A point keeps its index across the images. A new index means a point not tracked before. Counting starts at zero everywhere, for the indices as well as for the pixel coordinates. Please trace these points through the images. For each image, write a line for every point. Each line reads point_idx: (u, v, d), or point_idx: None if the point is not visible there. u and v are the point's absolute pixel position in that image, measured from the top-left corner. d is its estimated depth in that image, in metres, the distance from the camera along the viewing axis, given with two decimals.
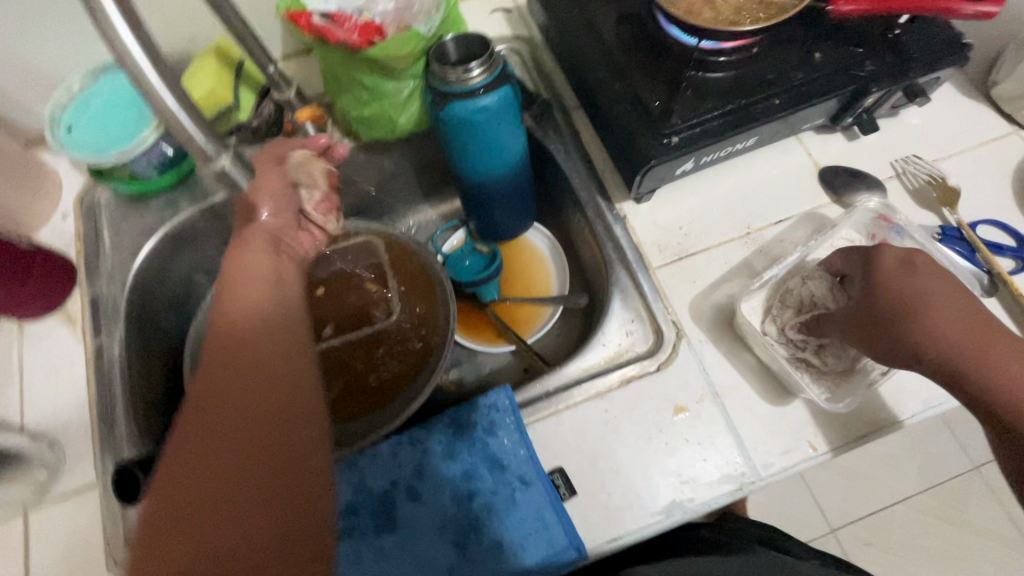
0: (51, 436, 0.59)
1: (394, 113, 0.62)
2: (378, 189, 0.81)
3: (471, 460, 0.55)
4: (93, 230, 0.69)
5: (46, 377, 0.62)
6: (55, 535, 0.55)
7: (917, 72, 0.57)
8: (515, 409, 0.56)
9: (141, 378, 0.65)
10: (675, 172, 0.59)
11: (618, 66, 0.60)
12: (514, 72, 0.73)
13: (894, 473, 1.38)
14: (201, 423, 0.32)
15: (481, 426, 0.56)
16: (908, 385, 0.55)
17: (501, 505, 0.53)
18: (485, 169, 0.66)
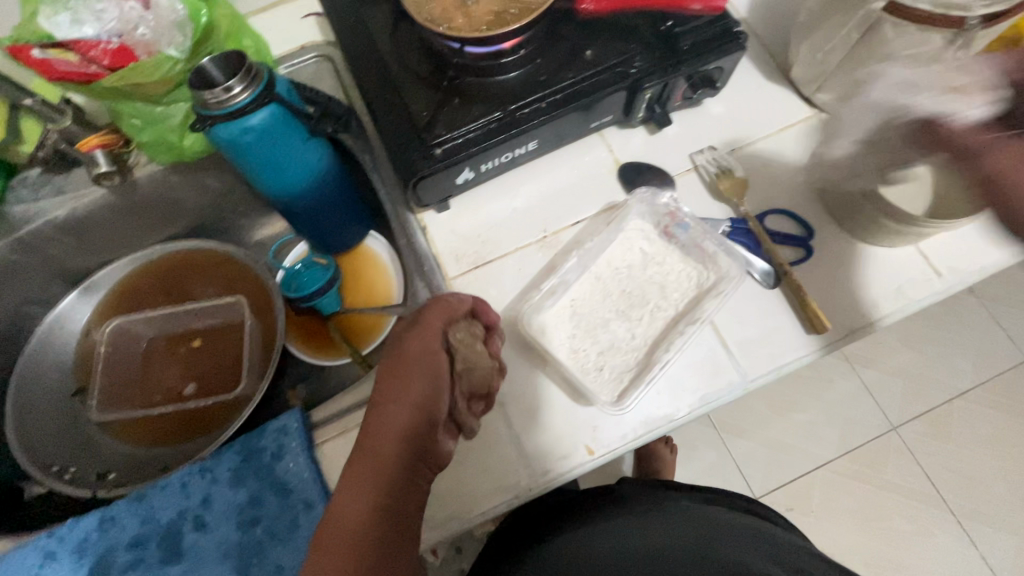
0: None
1: (174, 137, 0.62)
2: (213, 207, 0.79)
3: (258, 486, 0.55)
4: None
5: None
6: None
7: (686, 65, 0.56)
8: (302, 431, 0.56)
9: None
10: (455, 181, 0.58)
11: (393, 76, 0.58)
12: (323, 82, 0.72)
13: (814, 438, 1.29)
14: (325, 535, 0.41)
15: (268, 452, 0.56)
16: (685, 382, 0.55)
17: (283, 532, 0.53)
18: (284, 186, 0.64)
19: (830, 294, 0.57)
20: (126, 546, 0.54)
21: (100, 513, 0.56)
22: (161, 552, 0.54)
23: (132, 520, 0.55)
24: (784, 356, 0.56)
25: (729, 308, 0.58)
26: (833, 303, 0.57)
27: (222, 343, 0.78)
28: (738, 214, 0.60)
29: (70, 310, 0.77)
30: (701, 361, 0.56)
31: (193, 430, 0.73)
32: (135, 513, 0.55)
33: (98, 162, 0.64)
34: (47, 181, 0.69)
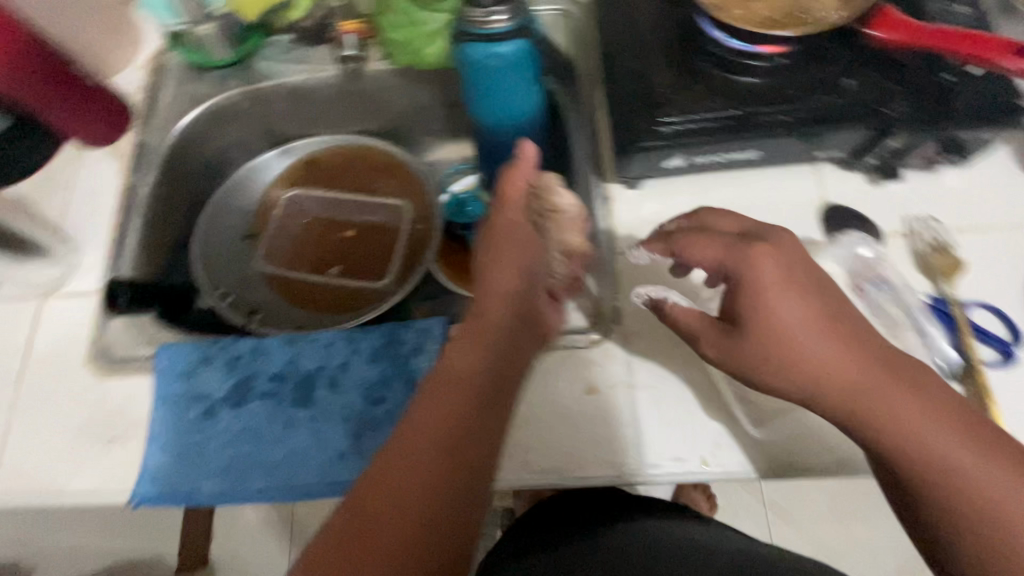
0: (77, 241, 0.71)
1: (423, 44, 0.67)
2: (408, 117, 0.84)
3: (389, 373, 0.59)
4: (157, 86, 0.79)
5: (86, 198, 0.73)
6: (57, 319, 0.67)
7: (949, 125, 0.53)
8: (442, 339, 0.60)
9: (159, 222, 0.76)
10: (663, 164, 0.58)
11: (641, 48, 0.60)
12: (556, 33, 0.74)
13: (875, 566, 1.17)
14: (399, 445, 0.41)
15: (408, 346, 0.60)
16: (828, 439, 0.53)
17: (400, 419, 0.57)
18: (495, 118, 0.67)
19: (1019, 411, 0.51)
20: (269, 377, 0.61)
21: (255, 343, 0.63)
22: (293, 397, 0.60)
23: (278, 358, 0.61)
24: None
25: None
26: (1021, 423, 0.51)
27: (375, 237, 0.83)
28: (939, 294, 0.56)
29: (266, 164, 0.85)
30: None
31: (327, 306, 0.80)
32: (283, 353, 0.62)
33: (349, 46, 0.75)
34: (292, 50, 0.78)
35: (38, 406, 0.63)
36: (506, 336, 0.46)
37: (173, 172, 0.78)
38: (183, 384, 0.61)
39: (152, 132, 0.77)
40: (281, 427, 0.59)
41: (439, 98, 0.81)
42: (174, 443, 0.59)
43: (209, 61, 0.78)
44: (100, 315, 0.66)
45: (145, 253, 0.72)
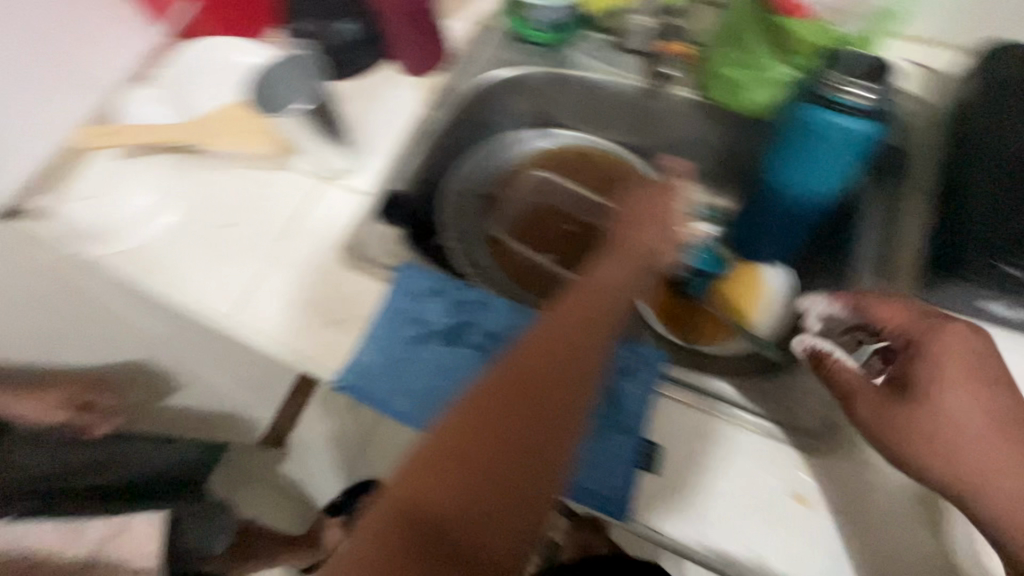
0: (367, 148, 0.79)
1: (753, 87, 0.72)
2: (680, 146, 0.85)
3: None
4: (477, 41, 0.84)
5: (386, 114, 0.81)
6: (331, 206, 0.76)
7: None
8: (658, 374, 0.61)
9: (431, 153, 0.81)
10: (983, 301, 0.62)
11: (1007, 180, 0.63)
12: (902, 119, 0.76)
13: None
14: (464, 442, 0.45)
15: (621, 366, 0.62)
16: None
17: (593, 428, 0.59)
18: (800, 181, 0.67)
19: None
20: (484, 333, 0.65)
21: (484, 295, 0.68)
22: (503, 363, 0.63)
23: (496, 320, 0.66)
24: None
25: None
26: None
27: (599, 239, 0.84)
28: None
29: (523, 139, 0.91)
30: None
31: (531, 285, 0.82)
32: (504, 316, 0.66)
33: (668, 65, 0.77)
34: (607, 52, 0.81)
35: (295, 269, 0.72)
36: (584, 295, 0.54)
37: (459, 117, 0.83)
38: (411, 302, 0.67)
39: (461, 78, 0.82)
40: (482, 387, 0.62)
41: (718, 141, 0.82)
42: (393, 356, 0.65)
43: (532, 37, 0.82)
44: (370, 216, 0.74)
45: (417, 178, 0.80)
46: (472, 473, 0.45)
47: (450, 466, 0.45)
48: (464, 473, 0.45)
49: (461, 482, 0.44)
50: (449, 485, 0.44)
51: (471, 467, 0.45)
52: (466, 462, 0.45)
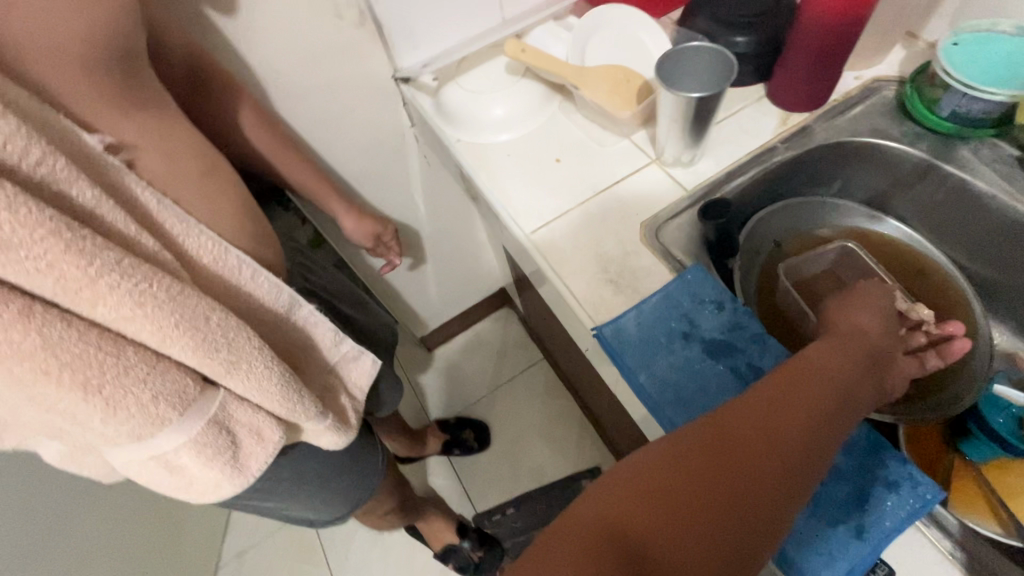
0: (705, 149, 0.82)
1: None
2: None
3: (847, 472, 0.57)
4: (858, 99, 0.83)
5: (736, 127, 0.83)
6: (651, 182, 0.81)
7: None
8: (927, 506, 0.54)
9: (761, 180, 0.81)
10: None
11: None
12: None
13: None
14: (664, 476, 0.46)
15: (883, 474, 0.56)
16: None
17: (824, 514, 0.55)
18: None
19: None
20: (754, 367, 0.64)
21: (761, 333, 0.66)
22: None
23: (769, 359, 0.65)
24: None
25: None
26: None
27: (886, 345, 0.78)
28: None
29: (849, 211, 0.86)
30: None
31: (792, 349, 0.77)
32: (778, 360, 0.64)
33: None
34: (1000, 164, 0.75)
35: (602, 227, 0.78)
36: (794, 382, 0.52)
37: (803, 160, 0.82)
38: (689, 302, 0.69)
39: (824, 126, 0.81)
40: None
41: None
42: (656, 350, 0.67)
43: (928, 121, 0.77)
44: (687, 211, 0.78)
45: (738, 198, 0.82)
46: (670, 509, 0.44)
47: (649, 492, 0.45)
48: (661, 505, 0.45)
49: (657, 511, 0.44)
50: (648, 511, 0.44)
51: (668, 497, 0.45)
52: (665, 496, 0.45)
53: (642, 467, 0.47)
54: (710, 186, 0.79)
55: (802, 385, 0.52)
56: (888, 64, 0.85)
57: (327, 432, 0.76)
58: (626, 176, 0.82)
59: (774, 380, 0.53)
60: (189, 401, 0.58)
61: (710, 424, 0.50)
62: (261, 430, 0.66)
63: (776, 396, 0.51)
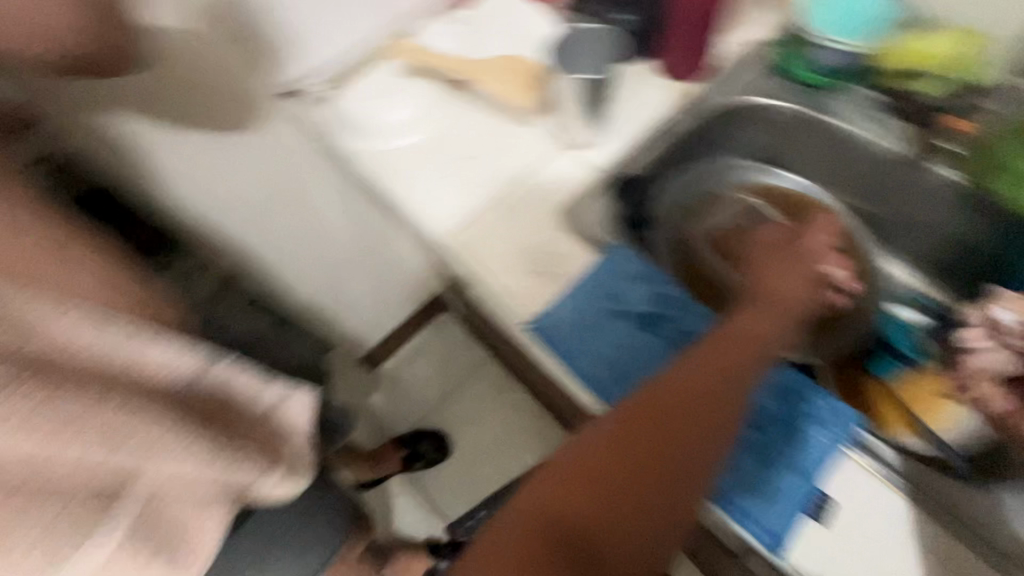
0: (606, 129, 0.83)
1: None
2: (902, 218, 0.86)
3: (784, 417, 0.64)
4: (738, 63, 0.86)
5: (631, 104, 0.85)
6: (560, 171, 0.81)
7: None
8: (847, 429, 0.63)
9: (662, 152, 0.83)
10: None
11: None
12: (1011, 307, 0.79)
13: None
14: (597, 460, 0.48)
15: (811, 412, 0.64)
16: None
17: (767, 456, 0.62)
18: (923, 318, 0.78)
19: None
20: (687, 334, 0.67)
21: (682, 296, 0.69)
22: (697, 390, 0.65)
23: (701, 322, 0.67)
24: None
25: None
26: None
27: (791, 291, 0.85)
28: None
29: (753, 169, 0.91)
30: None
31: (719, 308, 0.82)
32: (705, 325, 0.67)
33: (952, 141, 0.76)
34: (872, 111, 0.81)
35: (520, 224, 0.77)
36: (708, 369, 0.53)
37: (698, 131, 0.85)
38: (616, 287, 0.70)
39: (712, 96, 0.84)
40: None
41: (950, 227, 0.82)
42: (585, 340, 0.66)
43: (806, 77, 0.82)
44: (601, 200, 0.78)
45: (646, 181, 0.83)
46: (601, 492, 0.47)
47: (581, 479, 0.48)
48: (590, 488, 0.47)
49: (591, 498, 0.47)
50: (580, 498, 0.47)
51: (601, 483, 0.47)
52: (598, 484, 0.47)
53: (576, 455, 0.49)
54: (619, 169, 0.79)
55: (727, 348, 0.55)
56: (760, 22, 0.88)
57: (284, 483, 0.59)
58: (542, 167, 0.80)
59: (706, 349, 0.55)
60: (109, 507, 0.50)
61: (650, 404, 0.50)
62: (197, 519, 0.57)
63: (707, 365, 0.53)
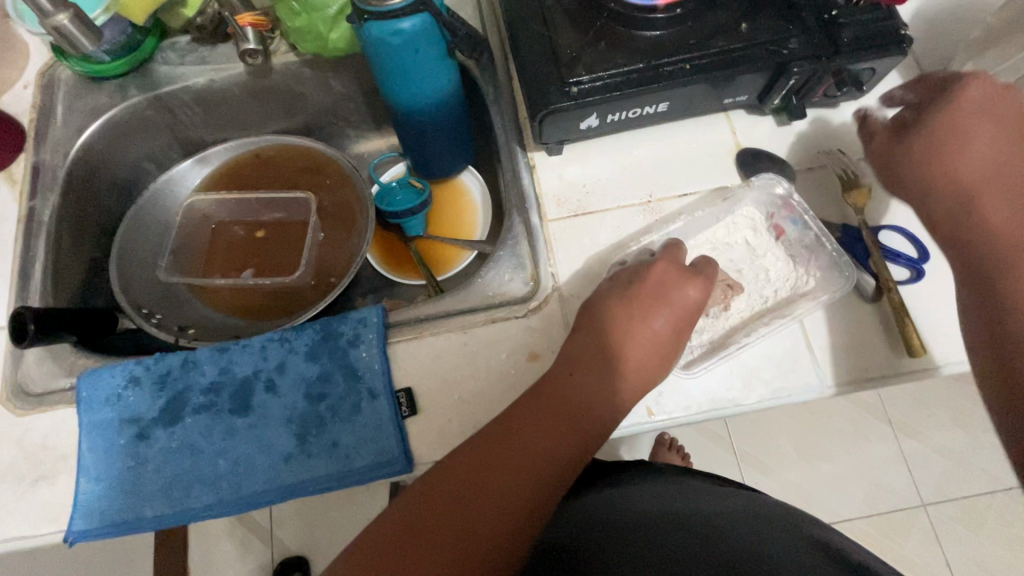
0: None
1: (324, 28, 0.63)
2: None
3: (329, 367, 0.56)
4: None
5: None
6: None
7: (841, 58, 0.53)
8: (381, 326, 0.57)
9: None
10: (580, 125, 0.58)
11: (548, 15, 0.58)
12: (466, 12, 0.70)
13: (904, 469, 1.26)
14: (465, 498, 0.43)
15: (345, 337, 0.57)
16: (829, 339, 0.54)
17: (345, 412, 0.54)
18: (407, 96, 0.63)
19: (954, 334, 0.53)
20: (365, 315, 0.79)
21: None
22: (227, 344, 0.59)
23: (366, 283, 0.80)
24: (870, 370, 0.53)
25: (822, 314, 0.55)
26: (948, 332, 0.53)
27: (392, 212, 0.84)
28: (850, 222, 0.58)
29: None
30: (776, 361, 0.54)
31: None
32: (365, 279, 0.80)
33: (247, 38, 0.66)
34: None
35: None
36: (253, 251, 0.77)
37: None
38: None
39: None
40: (210, 382, 0.56)
41: None
42: (148, 282, 0.72)
43: (99, 71, 0.69)
44: (55, 187, 0.67)
45: (87, 150, 0.71)
46: (477, 543, 0.41)
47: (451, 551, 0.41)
48: (466, 548, 0.41)
49: (454, 548, 0.41)
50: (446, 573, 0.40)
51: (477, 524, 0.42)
52: (470, 522, 0.42)
53: (447, 504, 0.43)
54: (27, 188, 0.66)
55: (617, 370, 0.49)
56: (36, 50, 0.72)
57: None
58: (6, 187, 0.66)
59: (609, 360, 0.49)
60: None
61: (544, 401, 0.47)
62: None
63: (591, 391, 0.48)
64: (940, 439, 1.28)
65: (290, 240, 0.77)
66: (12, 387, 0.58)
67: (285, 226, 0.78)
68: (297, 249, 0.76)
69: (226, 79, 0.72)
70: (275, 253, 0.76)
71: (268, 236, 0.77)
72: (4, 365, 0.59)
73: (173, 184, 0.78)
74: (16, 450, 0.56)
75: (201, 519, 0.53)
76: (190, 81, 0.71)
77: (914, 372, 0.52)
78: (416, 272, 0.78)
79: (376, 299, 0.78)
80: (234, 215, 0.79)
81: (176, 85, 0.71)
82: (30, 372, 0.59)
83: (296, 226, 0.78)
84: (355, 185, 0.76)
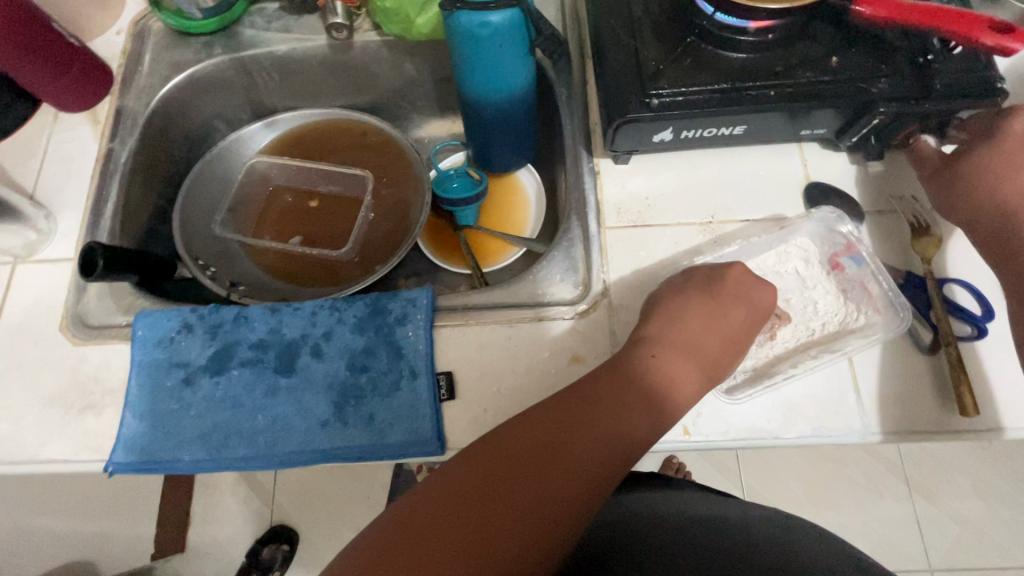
0: None
1: (413, 11, 0.64)
2: None
3: (374, 341, 0.57)
4: None
5: None
6: None
7: (931, 103, 0.52)
8: (430, 309, 0.58)
9: None
10: (653, 137, 0.58)
11: (636, 25, 0.58)
12: (548, 13, 0.71)
13: (916, 531, 1.22)
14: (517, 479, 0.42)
15: (393, 315, 0.58)
16: (877, 386, 0.53)
17: (384, 388, 0.55)
18: (482, 87, 0.63)
19: (1008, 399, 0.52)
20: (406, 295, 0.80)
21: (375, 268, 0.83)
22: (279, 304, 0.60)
23: (411, 266, 0.81)
24: (917, 424, 0.52)
25: (873, 360, 0.54)
26: (1002, 396, 0.52)
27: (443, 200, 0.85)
28: (914, 271, 0.57)
29: None
30: (820, 400, 0.53)
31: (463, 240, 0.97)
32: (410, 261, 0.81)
33: (336, 12, 0.67)
34: None
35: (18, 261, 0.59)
36: (304, 219, 0.78)
37: None
38: None
39: None
40: (259, 338, 0.58)
41: None
42: (203, 235, 0.74)
43: (189, 27, 0.71)
44: (134, 132, 0.70)
45: (168, 100, 0.73)
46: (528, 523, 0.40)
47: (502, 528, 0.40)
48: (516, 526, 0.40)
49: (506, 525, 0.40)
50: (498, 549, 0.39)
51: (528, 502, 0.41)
52: (520, 502, 0.41)
53: (499, 481, 0.41)
54: (109, 130, 0.69)
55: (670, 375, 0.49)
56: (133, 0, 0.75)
57: None
58: (89, 126, 0.69)
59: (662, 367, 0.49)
60: None
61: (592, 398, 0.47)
62: None
63: (643, 394, 0.47)
64: (957, 507, 1.24)
65: (343, 214, 0.78)
66: (72, 317, 0.60)
67: (339, 199, 0.79)
68: (348, 224, 0.77)
69: (308, 49, 0.73)
70: (326, 224, 0.78)
71: (322, 207, 0.79)
72: (66, 295, 0.61)
73: (238, 145, 0.80)
74: (69, 379, 0.58)
75: (237, 468, 0.54)
76: (273, 47, 0.73)
77: (963, 431, 0.51)
78: (462, 261, 0.78)
79: (419, 282, 0.79)
80: (291, 183, 0.80)
81: (259, 49, 0.73)
82: (90, 305, 0.61)
83: (351, 200, 0.79)
84: (416, 168, 0.77)
